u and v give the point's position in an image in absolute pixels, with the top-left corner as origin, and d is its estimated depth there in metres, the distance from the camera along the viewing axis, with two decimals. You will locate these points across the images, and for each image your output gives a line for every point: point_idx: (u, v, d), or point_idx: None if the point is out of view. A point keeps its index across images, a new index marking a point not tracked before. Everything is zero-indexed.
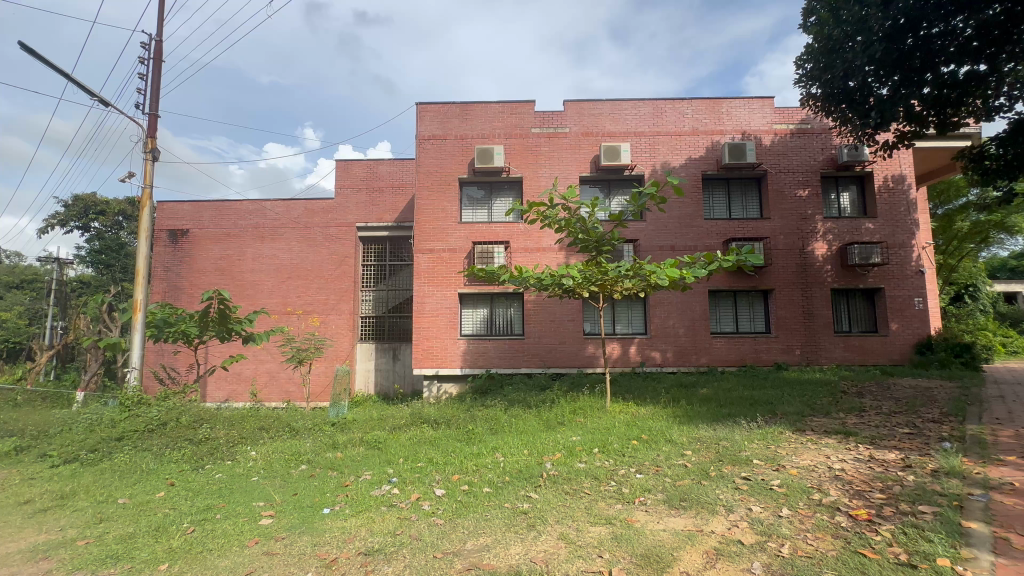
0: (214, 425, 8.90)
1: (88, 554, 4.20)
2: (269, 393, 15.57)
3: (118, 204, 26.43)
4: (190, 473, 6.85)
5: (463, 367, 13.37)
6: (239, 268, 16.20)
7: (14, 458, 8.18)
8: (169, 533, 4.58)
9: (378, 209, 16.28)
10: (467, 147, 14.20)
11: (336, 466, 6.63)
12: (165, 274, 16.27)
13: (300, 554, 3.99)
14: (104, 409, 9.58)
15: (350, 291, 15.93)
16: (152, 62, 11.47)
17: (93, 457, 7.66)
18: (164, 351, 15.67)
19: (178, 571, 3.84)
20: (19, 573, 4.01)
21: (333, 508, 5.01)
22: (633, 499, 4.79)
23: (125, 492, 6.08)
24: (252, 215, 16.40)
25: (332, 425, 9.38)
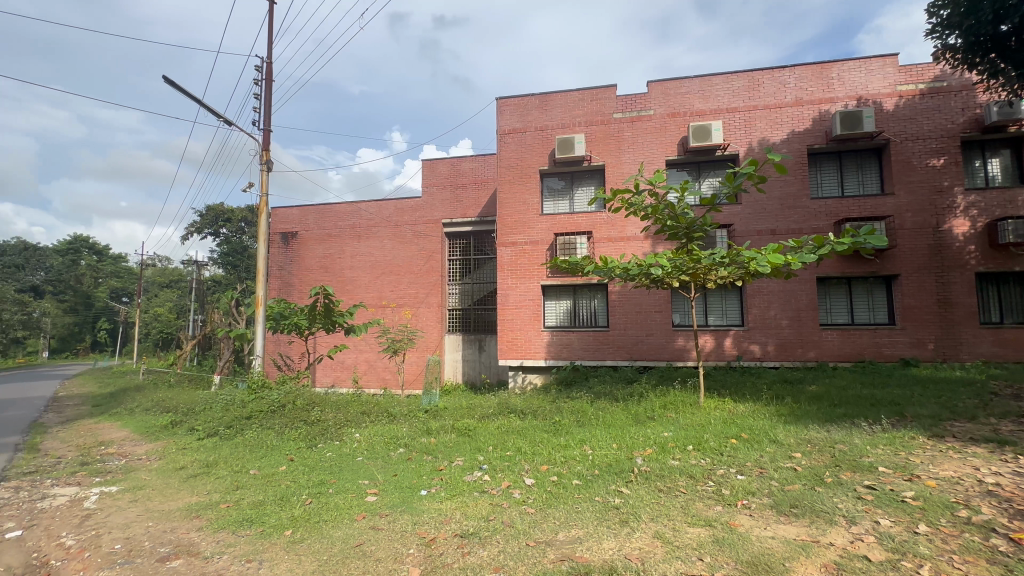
0: (324, 408, 9.85)
1: (230, 516, 4.86)
2: (368, 380, 16.88)
3: (241, 212, 30.08)
4: (306, 450, 7.66)
5: (548, 359, 13.43)
6: (340, 266, 17.67)
7: (171, 431, 9.72)
8: (292, 502, 5.16)
9: (462, 205, 16.82)
10: (547, 138, 14.13)
11: (430, 451, 7.02)
12: (279, 272, 18.23)
13: (402, 531, 4.28)
14: (236, 391, 11.03)
15: (438, 285, 16.71)
16: (265, 82, 12.83)
17: (229, 432, 8.86)
18: (281, 341, 17.60)
19: (300, 537, 4.30)
20: (180, 527, 4.77)
21: (429, 491, 5.32)
22: (734, 502, 4.50)
23: (255, 464, 6.94)
24: (349, 215, 17.77)
25: (425, 412, 9.94)
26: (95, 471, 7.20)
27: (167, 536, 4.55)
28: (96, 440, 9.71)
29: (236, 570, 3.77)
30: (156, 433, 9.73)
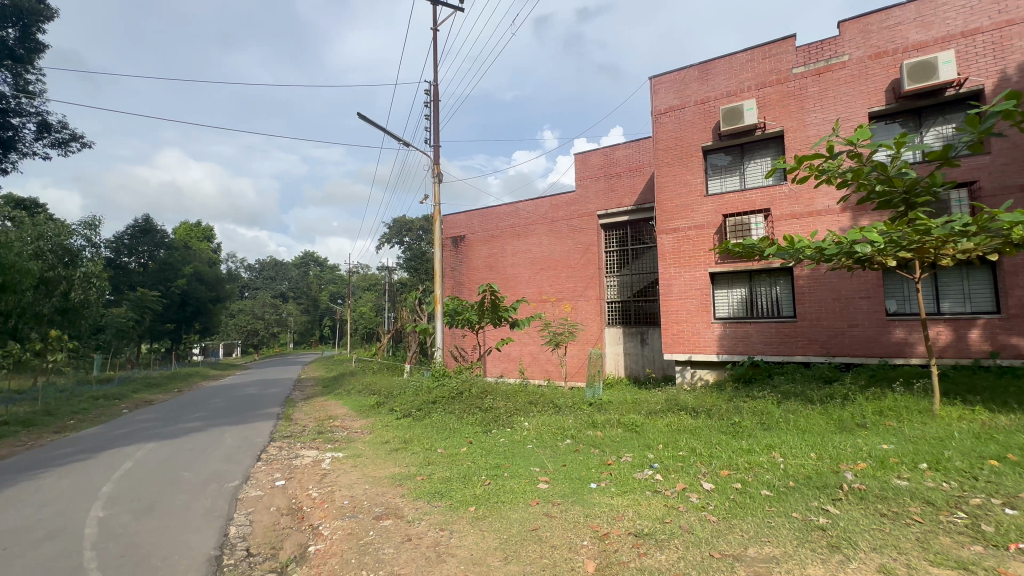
0: (495, 396, 10.67)
1: (425, 488, 5.60)
2: (532, 371, 17.75)
3: (420, 222, 34.45)
4: (482, 434, 8.40)
5: (721, 353, 12.30)
6: (502, 264, 18.89)
7: (377, 409, 11.66)
8: (474, 481, 5.70)
9: (616, 194, 16.41)
10: (710, 111, 12.89)
11: (597, 444, 7.05)
12: (452, 273, 20.31)
13: (575, 521, 4.39)
14: (424, 378, 12.67)
15: (597, 278, 16.64)
16: (433, 104, 14.39)
17: (419, 413, 10.24)
18: (456, 334, 19.63)
19: (482, 514, 4.72)
20: (390, 491, 5.68)
21: (599, 484, 5.34)
22: (1004, 544, 3.46)
23: (441, 443, 7.87)
24: (509, 216, 18.85)
25: (590, 405, 10.01)
26: (328, 439, 9.02)
27: (381, 498, 5.45)
28: (328, 414, 12.20)
29: (434, 536, 4.31)
30: (367, 412, 11.76)
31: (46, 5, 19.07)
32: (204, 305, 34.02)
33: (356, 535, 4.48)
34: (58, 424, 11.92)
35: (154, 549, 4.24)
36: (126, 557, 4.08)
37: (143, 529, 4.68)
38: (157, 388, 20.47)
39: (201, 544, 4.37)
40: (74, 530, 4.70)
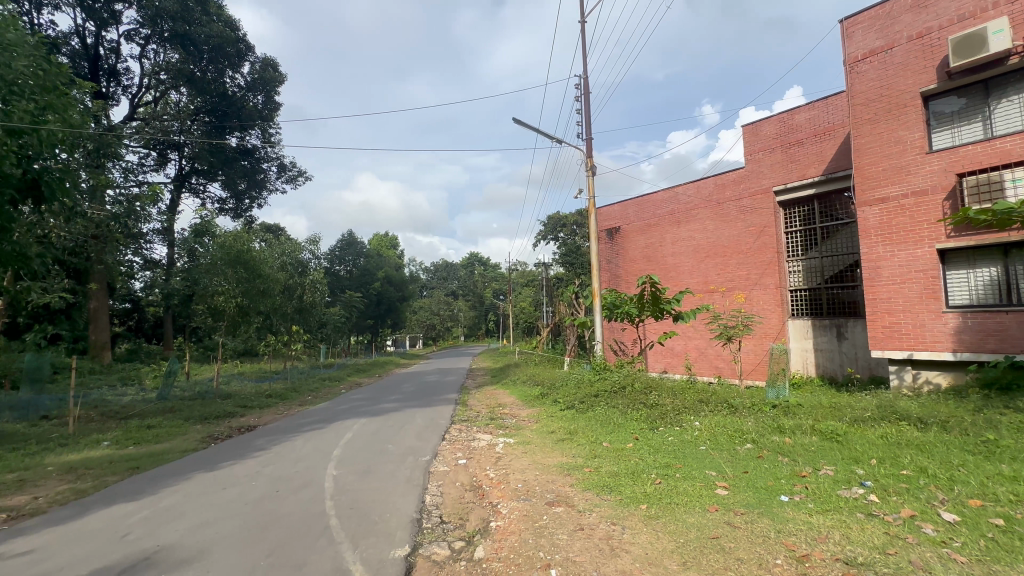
0: (661, 392, 10.19)
1: (593, 480, 5.65)
2: (701, 367, 16.51)
3: (574, 217, 34.83)
4: (648, 431, 8.11)
5: (958, 352, 9.72)
6: (662, 254, 17.94)
7: (542, 400, 12.20)
8: (643, 479, 5.54)
9: (798, 165, 14.17)
10: (932, 45, 10.24)
11: (785, 452, 6.22)
12: (608, 266, 20.05)
13: (763, 535, 3.95)
14: (585, 371, 12.80)
15: (775, 264, 14.65)
16: (584, 97, 14.37)
17: (582, 406, 10.38)
18: (615, 328, 19.38)
19: (655, 514, 4.56)
20: (559, 479, 5.88)
21: (792, 498, 4.70)
22: None
23: (606, 437, 7.85)
24: (667, 202, 17.82)
25: (772, 407, 8.88)
26: (500, 425, 9.76)
27: (551, 485, 5.69)
28: (498, 403, 13.20)
29: (606, 529, 4.33)
30: (532, 401, 12.38)
31: (279, 72, 24.42)
32: (393, 303, 39.95)
33: (531, 517, 4.77)
34: (302, 398, 15.28)
35: (372, 506, 5.11)
36: (354, 509, 5.03)
37: (363, 488, 5.70)
38: (364, 373, 24.76)
39: (405, 507, 5.13)
40: (318, 482, 5.97)
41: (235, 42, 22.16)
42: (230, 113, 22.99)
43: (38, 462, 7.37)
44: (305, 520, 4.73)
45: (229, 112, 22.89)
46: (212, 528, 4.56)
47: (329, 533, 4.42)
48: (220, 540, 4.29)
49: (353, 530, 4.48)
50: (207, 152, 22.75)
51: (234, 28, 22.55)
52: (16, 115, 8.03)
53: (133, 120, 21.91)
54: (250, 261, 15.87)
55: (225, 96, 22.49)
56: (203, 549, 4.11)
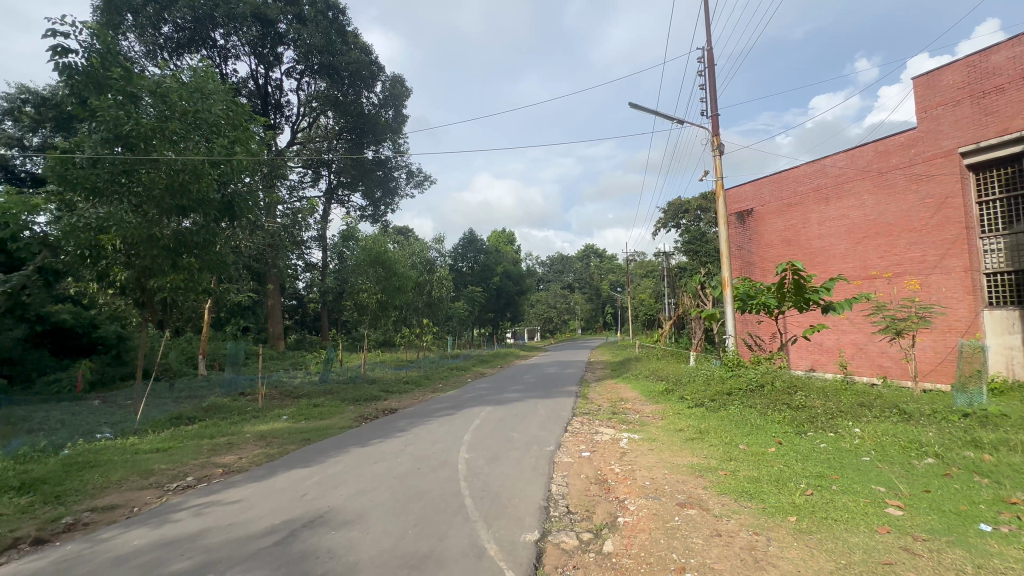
0: (809, 393, 9.04)
1: (730, 485, 5.24)
2: (858, 366, 14.30)
3: (697, 201, 32.55)
4: (795, 435, 7.26)
5: None
6: (806, 236, 15.86)
7: (667, 396, 11.68)
8: (790, 488, 4.98)
9: (996, 118, 11.41)
10: None
11: (984, 471, 5.10)
12: (740, 252, 18.29)
13: (956, 570, 3.30)
14: (715, 367, 11.91)
15: (963, 242, 12.05)
16: (708, 69, 13.24)
17: (713, 405, 9.69)
18: (749, 321, 17.72)
19: (807, 528, 4.08)
20: (690, 481, 5.56)
21: (997, 529, 3.83)
22: None
23: (743, 439, 7.22)
24: (812, 177, 15.68)
25: (962, 416, 7.34)
26: (623, 420, 9.55)
27: (682, 486, 5.42)
28: (619, 397, 12.92)
29: (748, 538, 4.00)
30: (657, 397, 11.90)
31: (406, 87, 26.72)
32: (512, 297, 41.37)
33: (661, 516, 4.61)
34: (433, 386, 16.66)
35: (502, 490, 5.37)
36: (486, 491, 5.34)
37: (493, 473, 6.03)
38: (488, 364, 26.09)
39: (533, 494, 5.29)
40: (452, 463, 6.46)
41: (370, 65, 24.71)
42: (367, 130, 25.78)
43: (239, 429, 9.15)
44: (443, 498, 5.15)
45: (366, 129, 25.68)
46: (368, 496, 5.21)
47: (464, 511, 4.75)
48: (375, 507, 4.88)
49: (487, 511, 4.76)
50: (349, 166, 25.93)
51: (369, 52, 25.19)
52: (216, 150, 9.98)
53: (294, 144, 25.74)
54: (387, 261, 17.68)
55: (362, 115, 25.27)
56: (361, 514, 4.71)
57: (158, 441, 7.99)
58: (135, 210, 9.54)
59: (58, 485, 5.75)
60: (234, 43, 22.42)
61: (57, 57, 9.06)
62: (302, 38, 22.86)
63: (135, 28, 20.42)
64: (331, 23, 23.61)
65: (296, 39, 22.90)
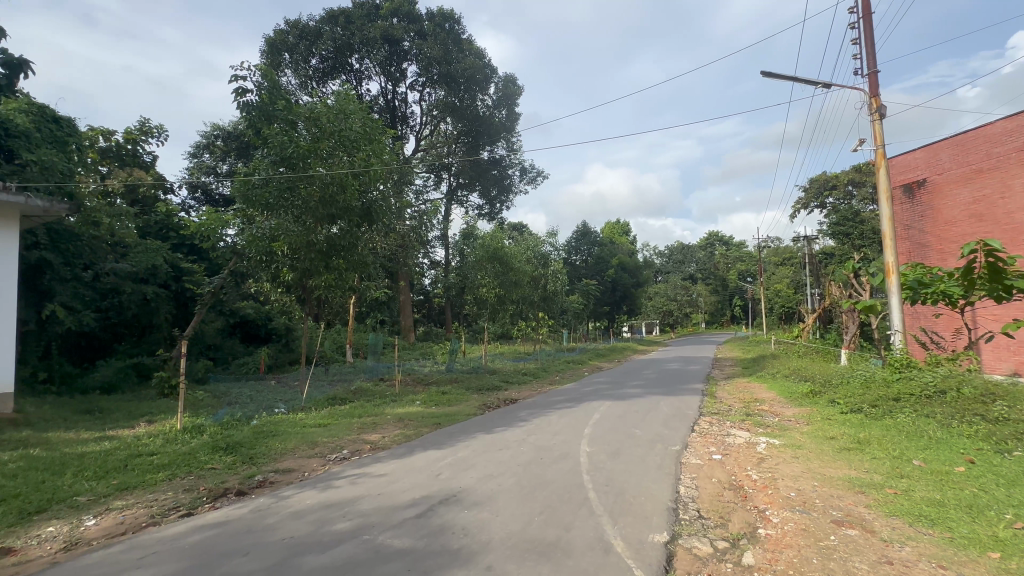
0: (1013, 403, 7.32)
1: (902, 506, 4.48)
2: None
3: (848, 176, 28.33)
4: (993, 454, 5.95)
5: None
6: (1006, 209, 12.81)
7: (813, 399, 10.37)
8: (990, 519, 4.09)
9: None
10: None
11: None
12: (907, 232, 15.44)
13: None
14: (876, 368, 10.25)
15: None
16: (863, 20, 11.30)
17: (875, 411, 8.35)
18: (922, 315, 14.91)
19: (1017, 569, 3.31)
20: (847, 497, 4.88)
21: None
22: None
23: (919, 454, 6.11)
24: (1015, 134, 12.60)
25: None
26: (759, 423, 8.72)
27: (837, 502, 4.78)
28: (753, 397, 11.79)
29: (929, 571, 3.39)
30: (800, 400, 10.63)
31: (518, 86, 27.49)
32: (628, 290, 40.11)
33: (813, 533, 4.12)
34: (550, 378, 16.94)
35: (627, 488, 5.24)
36: (610, 486, 5.28)
37: (617, 468, 5.93)
38: (604, 358, 25.76)
39: (660, 493, 5.10)
40: (574, 455, 6.50)
41: (483, 69, 25.88)
42: (482, 131, 27.02)
43: (381, 411, 10.28)
44: (567, 489, 5.22)
45: (482, 131, 26.94)
46: (495, 480, 5.49)
47: (589, 505, 4.73)
48: (502, 492, 5.12)
49: (612, 506, 4.71)
50: (468, 167, 27.38)
51: (482, 57, 26.35)
52: (357, 163, 11.27)
53: (419, 152, 27.90)
54: (504, 257, 18.36)
55: (478, 117, 26.54)
56: (490, 497, 4.98)
57: (320, 417, 9.32)
58: (297, 220, 11.16)
59: (251, 448, 7.04)
60: (367, 65, 24.91)
61: (239, 97, 11.00)
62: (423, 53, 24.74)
63: (291, 65, 23.78)
64: (447, 34, 25.20)
65: (418, 53, 24.82)
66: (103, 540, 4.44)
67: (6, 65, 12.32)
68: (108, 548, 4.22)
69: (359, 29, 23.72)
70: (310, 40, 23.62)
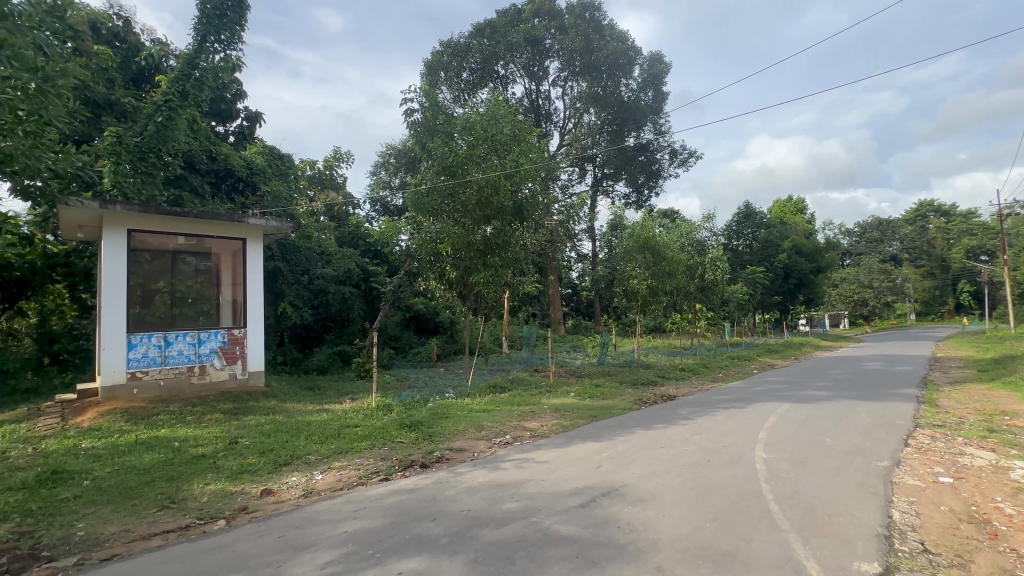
0: None
1: None
2: None
3: None
4: None
5: None
6: None
7: None
8: None
9: None
10: None
11: None
12: None
13: None
14: None
15: None
16: None
17: None
18: None
19: None
20: None
21: None
22: None
23: None
24: None
25: None
26: (1009, 442, 6.80)
27: None
28: (997, 409, 9.23)
29: None
30: None
31: (665, 63, 26.03)
32: (806, 277, 34.75)
33: None
34: (712, 375, 15.66)
35: (820, 504, 4.58)
36: (797, 500, 4.67)
37: (804, 480, 5.22)
38: (777, 354, 22.85)
39: (866, 515, 4.33)
40: (748, 461, 5.91)
41: (626, 52, 25.12)
42: (628, 117, 26.13)
43: (538, 401, 10.71)
44: (743, 496, 4.77)
45: (627, 116, 26.08)
46: (659, 478, 5.29)
47: (772, 518, 4.26)
48: (667, 492, 4.91)
49: (801, 522, 4.17)
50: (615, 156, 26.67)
51: (625, 40, 25.52)
52: (509, 164, 11.92)
53: (563, 146, 28.10)
54: (656, 246, 17.48)
55: (623, 103, 25.76)
56: (655, 495, 4.82)
57: (483, 403, 10.12)
58: (458, 223, 12.24)
59: (429, 427, 7.99)
60: (512, 70, 25.99)
61: (408, 117, 12.46)
62: (564, 47, 24.95)
63: (446, 82, 25.97)
64: (589, 23, 24.92)
65: (560, 49, 25.09)
66: (328, 492, 5.52)
67: (248, 119, 15.98)
68: (333, 499, 5.24)
69: (503, 36, 24.92)
70: (461, 56, 25.55)
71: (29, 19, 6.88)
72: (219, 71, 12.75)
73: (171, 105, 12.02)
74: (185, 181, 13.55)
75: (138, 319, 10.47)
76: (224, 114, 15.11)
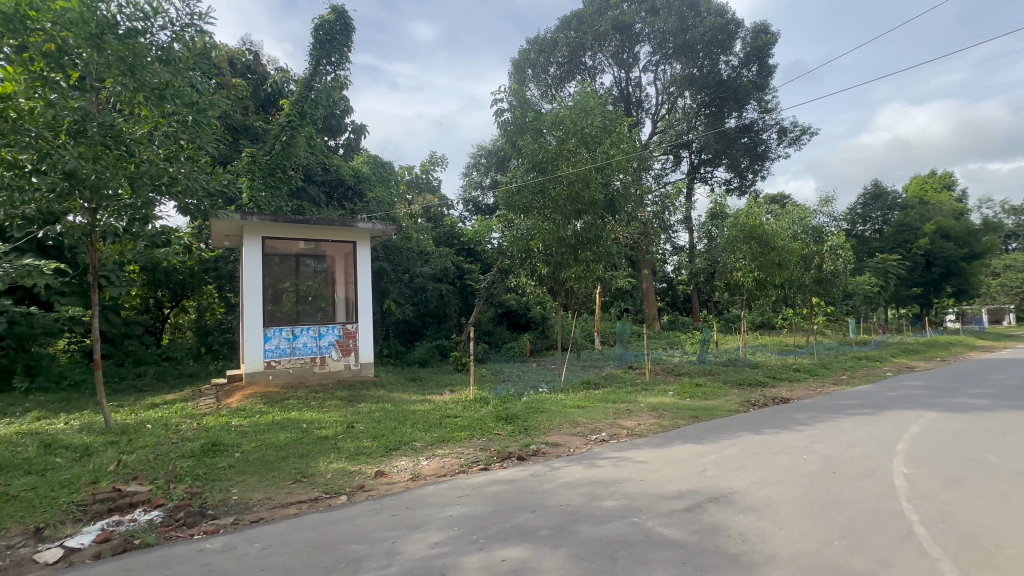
0: None
1: None
2: None
3: None
4: None
5: None
6: None
7: None
8: None
9: None
10: None
11: None
12: None
13: None
14: None
15: None
16: None
17: None
18: None
19: None
20: None
21: None
22: None
23: None
24: None
25: None
26: None
27: None
28: None
29: None
30: None
31: (772, 34, 23.80)
32: (956, 264, 29.59)
33: None
34: (834, 377, 14.03)
35: (982, 531, 3.89)
36: (951, 524, 4.02)
37: (959, 503, 4.45)
38: (917, 354, 19.79)
39: None
40: (884, 476, 5.20)
41: (726, 26, 23.35)
42: (728, 96, 24.29)
43: (634, 399, 10.41)
44: (879, 515, 4.21)
45: (727, 96, 24.27)
46: (774, 488, 4.86)
47: (917, 542, 3.71)
48: (784, 502, 4.49)
49: (957, 551, 3.58)
50: (714, 140, 24.89)
51: (724, 14, 23.76)
52: (599, 156, 11.70)
53: (655, 134, 26.80)
54: (763, 235, 16.01)
55: (722, 82, 24.01)
56: (770, 505, 4.44)
57: (578, 399, 10.08)
58: (549, 219, 12.26)
59: (525, 421, 8.15)
60: (600, 60, 25.44)
61: (498, 117, 12.76)
62: (656, 30, 23.84)
63: (533, 79, 26.00)
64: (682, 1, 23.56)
65: (651, 32, 24.04)
66: (434, 477, 5.89)
67: (354, 132, 17.47)
68: (438, 484, 5.58)
69: (591, 27, 24.48)
70: (547, 52, 25.46)
71: (185, 62, 7.98)
72: (330, 90, 14.21)
73: (293, 125, 13.74)
74: (305, 192, 15.16)
75: (271, 315, 11.99)
76: (334, 129, 16.66)
